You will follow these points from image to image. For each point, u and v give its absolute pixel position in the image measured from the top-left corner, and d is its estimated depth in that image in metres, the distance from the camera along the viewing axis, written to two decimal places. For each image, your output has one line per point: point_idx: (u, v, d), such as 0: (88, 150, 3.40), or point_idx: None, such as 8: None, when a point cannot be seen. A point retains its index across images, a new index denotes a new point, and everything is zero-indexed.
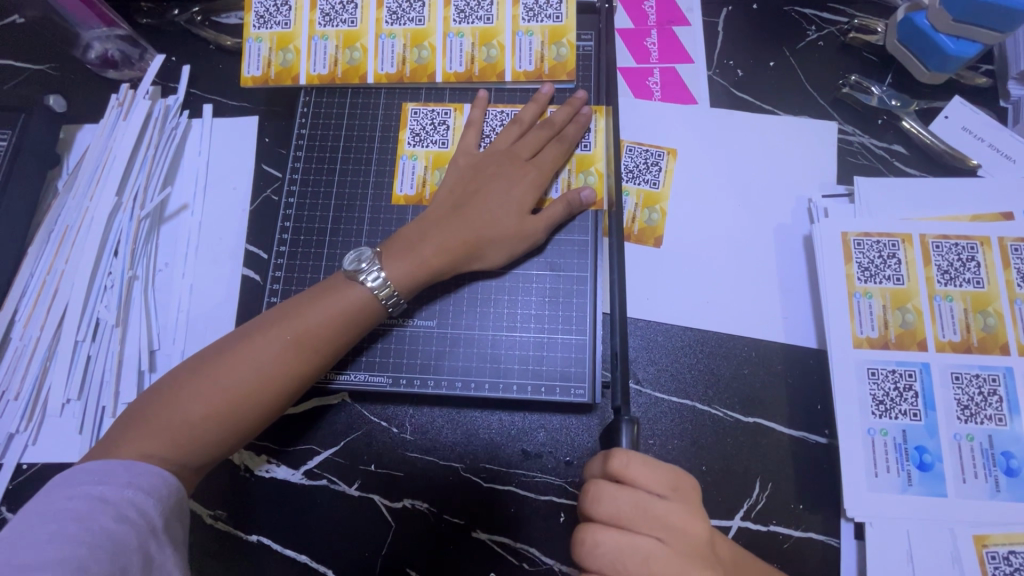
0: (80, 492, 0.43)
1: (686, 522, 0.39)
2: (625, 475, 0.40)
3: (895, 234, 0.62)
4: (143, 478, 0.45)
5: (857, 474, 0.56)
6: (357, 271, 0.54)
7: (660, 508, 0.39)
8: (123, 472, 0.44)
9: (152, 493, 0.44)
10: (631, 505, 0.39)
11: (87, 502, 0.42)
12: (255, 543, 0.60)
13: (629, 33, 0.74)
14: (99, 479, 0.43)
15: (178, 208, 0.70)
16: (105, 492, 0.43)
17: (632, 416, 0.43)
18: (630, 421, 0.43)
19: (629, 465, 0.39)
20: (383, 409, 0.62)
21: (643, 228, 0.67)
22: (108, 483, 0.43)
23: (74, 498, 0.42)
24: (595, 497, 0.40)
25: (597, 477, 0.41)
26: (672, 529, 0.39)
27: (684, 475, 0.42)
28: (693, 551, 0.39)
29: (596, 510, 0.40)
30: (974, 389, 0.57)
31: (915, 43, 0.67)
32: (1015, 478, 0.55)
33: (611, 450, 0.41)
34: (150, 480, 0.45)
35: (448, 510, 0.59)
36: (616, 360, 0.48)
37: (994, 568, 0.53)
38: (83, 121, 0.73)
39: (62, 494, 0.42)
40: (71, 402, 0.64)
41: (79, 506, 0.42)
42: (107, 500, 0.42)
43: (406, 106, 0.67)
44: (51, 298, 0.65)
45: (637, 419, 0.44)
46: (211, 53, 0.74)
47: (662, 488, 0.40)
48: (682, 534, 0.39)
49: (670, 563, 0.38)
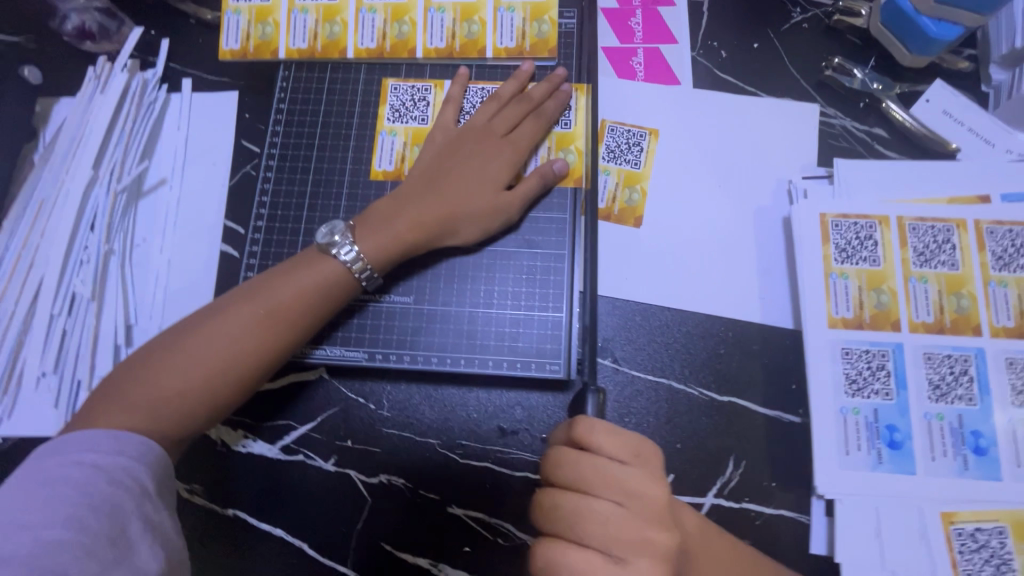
0: (70, 459, 0.43)
1: (647, 487, 0.40)
2: (586, 439, 0.41)
3: (872, 216, 0.62)
4: (133, 446, 0.45)
5: (829, 451, 0.57)
6: (330, 244, 0.55)
7: (619, 472, 0.40)
8: (112, 440, 0.44)
9: (143, 459, 0.45)
10: (590, 469, 0.41)
11: (79, 468, 0.42)
12: (231, 517, 0.60)
13: (614, 12, 0.73)
14: (89, 447, 0.43)
15: (156, 183, 0.69)
16: (97, 458, 0.43)
17: (599, 387, 0.50)
18: (596, 392, 0.49)
19: (591, 431, 0.41)
20: (360, 385, 0.62)
21: (624, 208, 0.66)
22: (99, 451, 0.43)
23: (67, 465, 0.42)
24: (557, 462, 0.42)
25: (562, 444, 0.44)
26: (631, 493, 0.40)
27: (650, 443, 0.42)
28: (651, 514, 0.39)
29: (557, 474, 0.42)
30: (945, 369, 0.58)
31: (898, 26, 0.66)
32: (984, 457, 0.55)
33: (578, 418, 0.43)
34: (138, 447, 0.45)
35: (424, 486, 0.59)
36: (589, 332, 0.54)
37: (961, 544, 0.54)
38: (58, 94, 0.72)
39: (54, 461, 0.42)
40: (46, 376, 0.63)
41: (71, 471, 0.42)
42: (99, 466, 0.43)
43: (386, 82, 0.66)
44: (26, 272, 0.65)
45: (604, 390, 0.51)
46: (190, 26, 0.73)
47: (624, 455, 0.41)
48: (642, 499, 0.39)
49: (626, 525, 0.39)
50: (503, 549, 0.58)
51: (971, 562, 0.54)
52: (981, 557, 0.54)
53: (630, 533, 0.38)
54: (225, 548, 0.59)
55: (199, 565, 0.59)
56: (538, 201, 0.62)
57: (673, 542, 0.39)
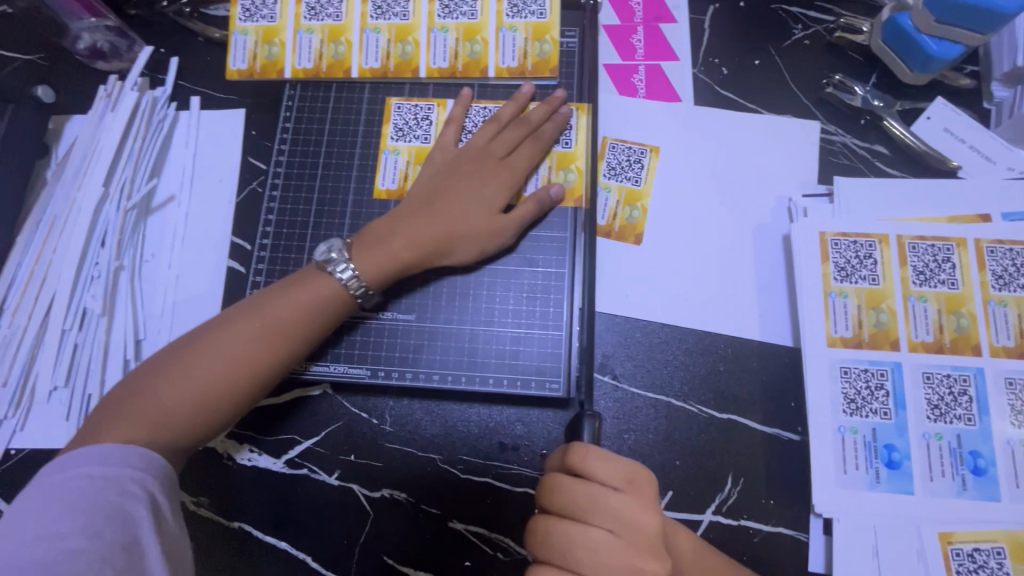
0: (79, 472, 0.44)
1: (639, 516, 0.40)
2: (582, 465, 0.42)
3: (872, 235, 0.62)
4: (138, 458, 0.46)
5: (827, 470, 0.57)
6: (328, 261, 0.56)
7: (613, 499, 0.41)
8: (119, 453, 0.46)
9: (150, 470, 0.46)
10: (584, 496, 0.41)
11: (88, 480, 0.44)
12: (236, 529, 0.61)
13: (615, 29, 0.74)
14: (96, 459, 0.45)
15: (165, 199, 0.71)
16: (105, 471, 0.44)
17: (595, 414, 0.49)
18: (592, 418, 0.48)
19: (587, 457, 0.42)
20: (364, 400, 0.63)
21: (624, 225, 0.67)
22: (105, 463, 0.45)
23: (76, 478, 0.43)
24: (551, 487, 0.43)
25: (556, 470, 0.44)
26: (624, 522, 0.40)
27: (643, 471, 0.43)
28: (643, 543, 0.40)
29: (551, 500, 0.42)
30: (944, 389, 0.58)
31: (899, 44, 0.67)
32: (982, 477, 0.55)
33: (572, 444, 0.43)
34: (145, 458, 0.46)
35: (426, 500, 0.60)
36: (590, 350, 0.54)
37: (958, 564, 0.54)
38: (71, 111, 0.73)
39: (64, 475, 0.44)
40: (58, 389, 0.64)
41: (82, 484, 0.43)
42: (109, 478, 0.44)
43: (390, 101, 0.67)
44: (39, 287, 0.66)
45: (599, 415, 0.50)
46: (199, 45, 0.75)
47: (617, 481, 0.42)
48: (633, 526, 0.40)
49: (619, 553, 0.40)
50: (503, 564, 0.58)
51: None
52: None
53: (622, 561, 0.39)
54: (230, 560, 0.60)
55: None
56: (537, 221, 0.63)
57: (664, 570, 0.40)
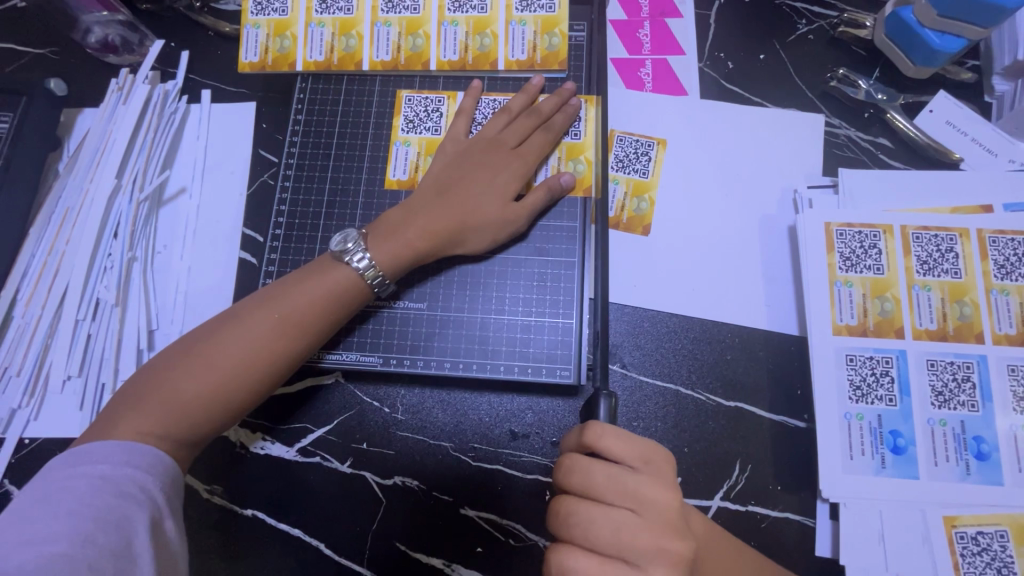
0: (80, 472, 0.45)
1: (658, 494, 0.41)
2: (599, 446, 0.43)
3: (877, 225, 0.63)
4: (141, 457, 0.47)
5: (833, 456, 0.58)
6: (344, 252, 0.56)
7: (631, 478, 0.42)
8: (123, 452, 0.47)
9: (150, 470, 0.47)
10: (604, 477, 0.42)
11: (88, 481, 0.44)
12: (249, 517, 0.61)
13: (622, 24, 0.75)
14: (99, 459, 0.46)
15: (176, 191, 0.71)
16: (106, 471, 0.45)
17: (610, 391, 0.48)
18: (607, 395, 0.48)
19: (602, 437, 0.42)
20: (376, 389, 0.64)
21: (632, 217, 0.68)
22: (108, 462, 0.46)
23: (76, 477, 0.44)
24: (569, 469, 0.43)
25: (573, 451, 0.44)
26: (644, 501, 0.41)
27: (659, 450, 0.44)
28: (664, 522, 0.41)
29: (570, 482, 0.43)
30: (948, 376, 0.59)
31: (902, 38, 0.68)
32: (985, 462, 0.56)
33: (588, 423, 0.44)
34: (147, 459, 0.47)
35: (437, 488, 0.61)
36: (600, 342, 0.52)
37: (963, 548, 0.55)
38: (83, 105, 0.74)
39: (65, 473, 0.45)
40: (71, 378, 0.65)
41: (81, 485, 0.44)
42: (107, 478, 0.45)
43: (401, 93, 0.68)
44: (52, 278, 0.67)
45: (615, 393, 0.49)
46: (210, 39, 0.75)
47: (634, 460, 0.43)
48: (653, 505, 0.41)
49: (642, 532, 0.40)
50: (514, 550, 0.59)
51: (973, 565, 0.55)
52: (983, 560, 0.55)
53: (644, 540, 0.40)
54: (243, 548, 0.61)
55: (218, 563, 0.61)
56: (547, 211, 0.64)
57: (687, 550, 0.40)
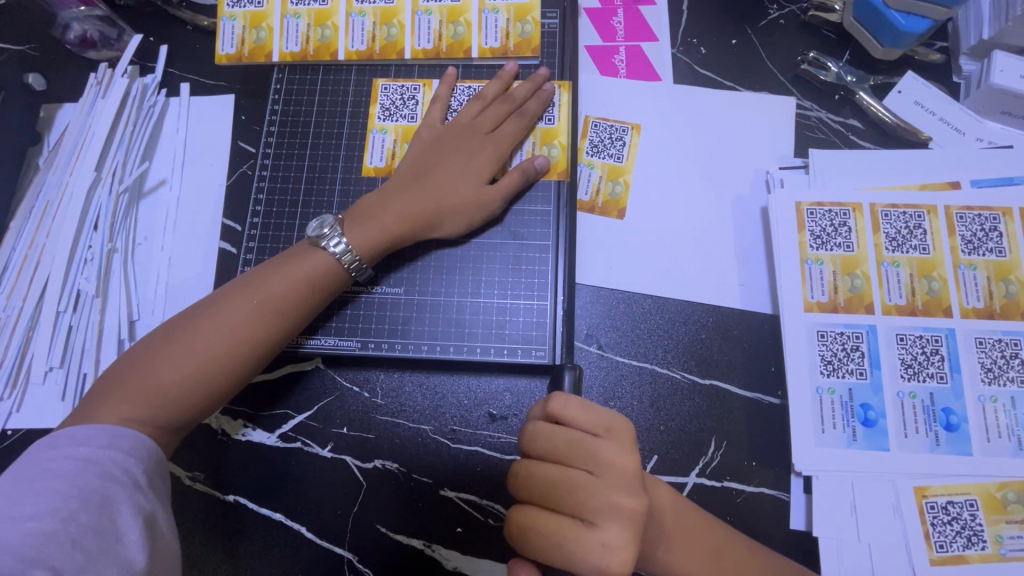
0: (63, 453, 0.45)
1: (616, 457, 0.44)
2: (562, 414, 0.46)
3: (846, 204, 0.64)
4: (123, 440, 0.47)
5: (806, 430, 0.59)
6: (321, 236, 0.57)
7: (591, 443, 0.44)
8: (105, 435, 0.47)
9: (133, 453, 0.47)
10: (565, 442, 0.45)
11: (71, 462, 0.45)
12: (232, 503, 0.62)
13: (596, 12, 0.76)
14: (82, 441, 0.46)
15: (157, 183, 0.72)
16: (88, 453, 0.45)
17: (575, 365, 0.54)
18: (572, 368, 0.53)
19: (565, 406, 0.45)
20: (356, 374, 0.65)
21: (607, 201, 0.69)
22: (90, 445, 0.46)
23: (59, 460, 0.45)
24: (533, 435, 0.46)
25: (538, 419, 0.48)
26: (603, 464, 0.44)
27: (621, 418, 0.46)
28: (620, 482, 0.43)
29: (534, 446, 0.46)
30: (918, 349, 0.60)
31: (869, 20, 0.69)
32: (955, 433, 0.57)
33: (554, 394, 0.47)
34: (129, 442, 0.48)
35: (418, 471, 0.62)
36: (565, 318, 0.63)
37: (933, 517, 0.56)
38: (62, 100, 0.74)
39: (47, 455, 0.45)
40: (53, 370, 0.65)
41: (64, 466, 0.44)
42: (90, 460, 0.45)
43: (377, 82, 0.69)
44: (33, 270, 0.67)
45: (579, 367, 0.54)
46: (188, 33, 0.76)
47: (596, 428, 0.45)
48: (612, 468, 0.43)
49: (598, 491, 0.43)
50: (494, 530, 0.60)
51: (943, 534, 0.56)
52: (953, 529, 0.56)
53: (601, 498, 0.43)
54: (227, 534, 0.61)
55: (202, 549, 0.61)
56: (522, 195, 0.65)
57: (641, 506, 0.43)
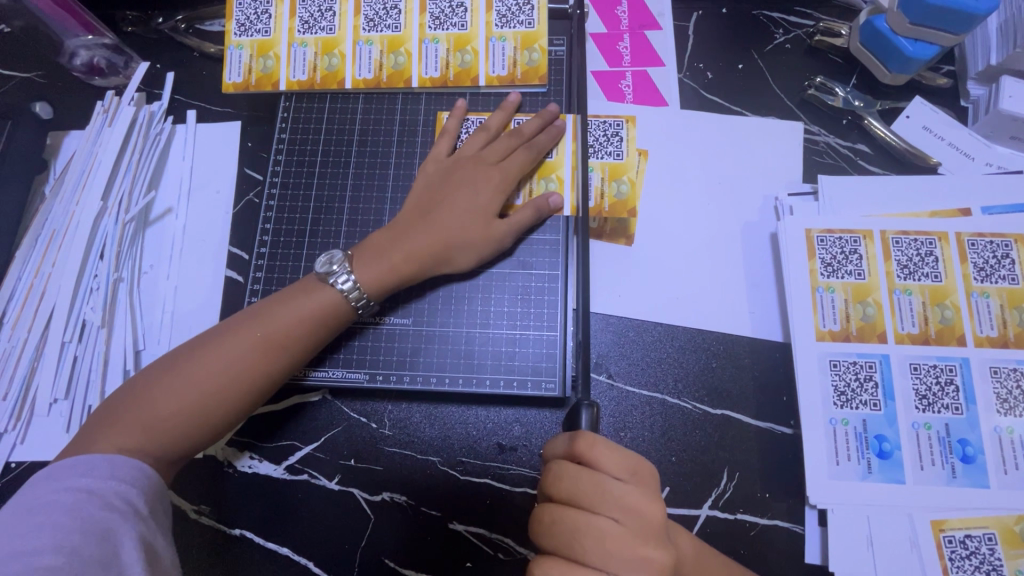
0: (63, 485, 0.44)
1: (641, 504, 0.44)
2: (589, 455, 0.44)
3: (856, 231, 0.64)
4: (125, 469, 0.46)
5: (820, 463, 0.58)
6: (329, 273, 0.56)
7: (618, 489, 0.44)
8: (107, 465, 0.46)
9: (135, 483, 0.46)
10: (591, 485, 0.44)
11: (72, 494, 0.43)
12: (238, 537, 0.61)
13: (602, 37, 0.76)
14: (83, 472, 0.45)
15: (162, 212, 0.72)
16: (90, 484, 0.44)
17: (592, 402, 0.48)
18: (589, 405, 0.48)
19: (594, 448, 0.44)
20: (364, 404, 0.64)
21: (615, 228, 0.67)
22: (92, 476, 0.45)
23: (60, 491, 0.43)
24: (558, 475, 0.45)
25: (562, 457, 0.46)
26: (629, 511, 0.43)
27: (646, 464, 0.47)
28: (647, 533, 0.43)
29: (558, 488, 0.45)
30: (931, 379, 0.59)
31: (876, 45, 0.68)
32: (971, 464, 0.57)
33: (579, 433, 0.46)
34: (131, 472, 0.46)
35: (427, 503, 0.61)
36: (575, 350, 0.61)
37: (951, 551, 0.55)
38: (68, 128, 0.75)
39: (46, 487, 0.43)
40: (58, 401, 0.65)
41: (65, 498, 0.43)
42: (92, 491, 0.44)
43: (441, 115, 0.68)
44: (38, 301, 0.67)
45: (596, 403, 0.49)
46: (195, 60, 0.76)
47: (622, 473, 0.45)
48: (638, 515, 0.43)
49: (623, 541, 0.42)
50: (503, 564, 0.59)
51: (962, 568, 0.55)
52: (971, 563, 0.55)
53: (627, 549, 0.42)
54: (232, 568, 0.60)
55: None
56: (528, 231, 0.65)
57: (666, 557, 0.43)
